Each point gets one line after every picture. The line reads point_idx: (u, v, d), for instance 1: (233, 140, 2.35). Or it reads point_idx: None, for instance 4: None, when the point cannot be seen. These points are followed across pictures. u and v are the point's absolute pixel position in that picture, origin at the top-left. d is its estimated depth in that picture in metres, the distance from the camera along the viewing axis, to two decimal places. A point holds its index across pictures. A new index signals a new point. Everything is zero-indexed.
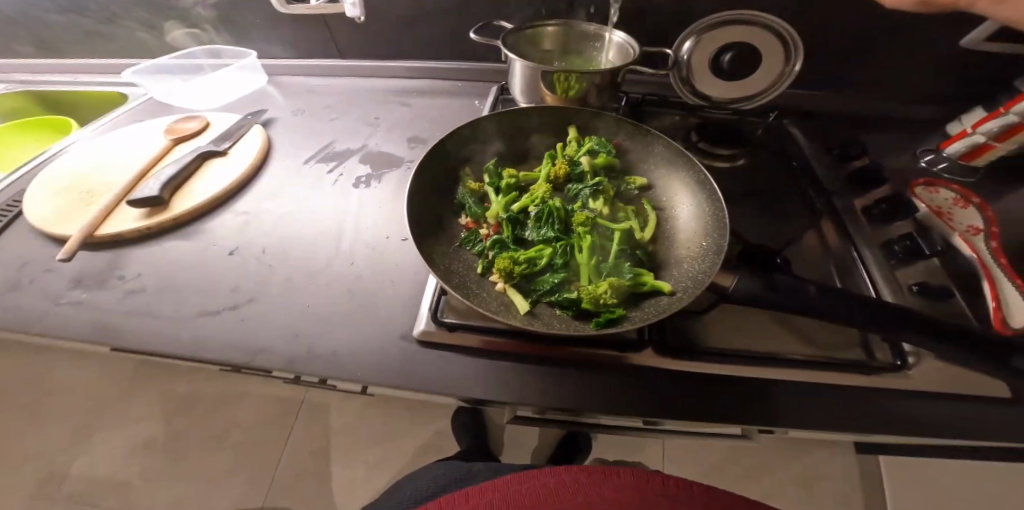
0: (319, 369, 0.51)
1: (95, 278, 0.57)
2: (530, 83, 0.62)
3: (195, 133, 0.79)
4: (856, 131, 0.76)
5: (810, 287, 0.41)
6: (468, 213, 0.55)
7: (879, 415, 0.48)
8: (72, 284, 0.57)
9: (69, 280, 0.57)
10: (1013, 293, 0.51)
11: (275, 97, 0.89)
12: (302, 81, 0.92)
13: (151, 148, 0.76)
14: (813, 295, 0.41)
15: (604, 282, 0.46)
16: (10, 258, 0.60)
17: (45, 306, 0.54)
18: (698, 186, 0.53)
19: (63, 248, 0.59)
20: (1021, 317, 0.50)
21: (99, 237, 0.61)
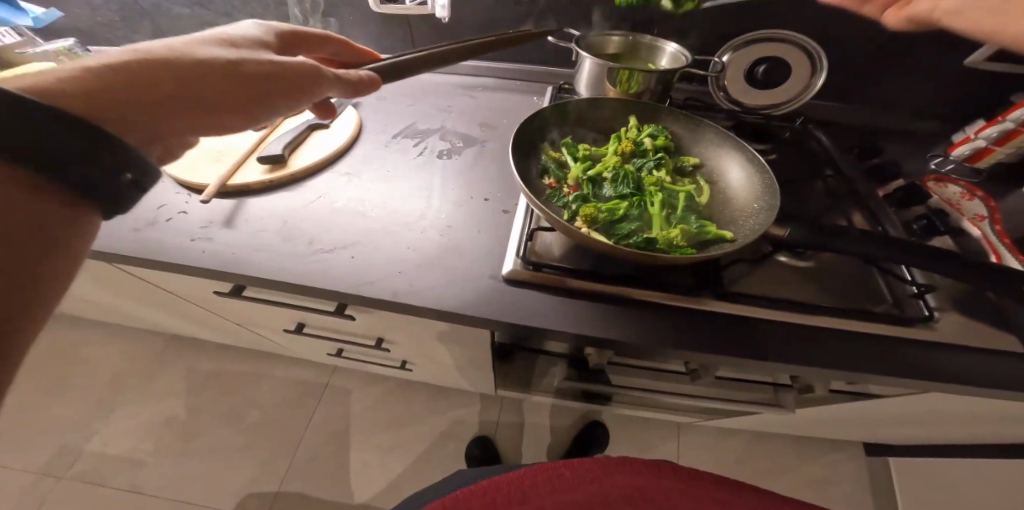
0: (425, 300, 0.59)
1: (224, 220, 0.65)
2: (598, 78, 0.76)
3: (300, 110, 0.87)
4: (871, 137, 0.89)
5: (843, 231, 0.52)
6: (551, 175, 0.65)
7: (910, 357, 0.57)
8: (204, 224, 0.64)
9: (201, 221, 0.64)
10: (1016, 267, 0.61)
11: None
12: None
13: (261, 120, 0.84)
14: None
15: (677, 229, 0.57)
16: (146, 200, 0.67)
17: (182, 241, 0.61)
18: (748, 161, 0.64)
19: (201, 194, 0.66)
20: None
21: (230, 187, 0.68)
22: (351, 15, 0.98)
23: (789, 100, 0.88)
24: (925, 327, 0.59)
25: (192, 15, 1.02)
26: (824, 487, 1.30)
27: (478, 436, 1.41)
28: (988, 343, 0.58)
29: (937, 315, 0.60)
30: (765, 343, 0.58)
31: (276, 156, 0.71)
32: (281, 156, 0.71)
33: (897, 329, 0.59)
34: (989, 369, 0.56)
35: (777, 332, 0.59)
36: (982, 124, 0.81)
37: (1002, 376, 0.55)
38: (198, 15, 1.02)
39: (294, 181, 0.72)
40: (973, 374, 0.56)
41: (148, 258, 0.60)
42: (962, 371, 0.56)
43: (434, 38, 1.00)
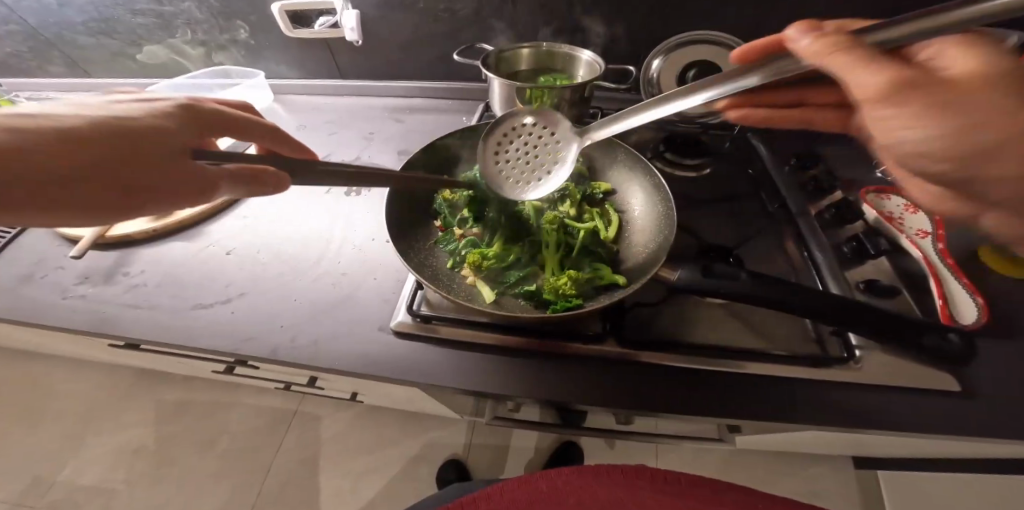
0: (306, 357, 0.55)
1: (101, 274, 0.64)
2: (508, 100, 0.70)
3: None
4: (816, 144, 0.82)
5: (742, 273, 0.48)
6: (442, 219, 0.61)
7: (828, 405, 0.52)
8: (78, 280, 0.63)
9: (76, 276, 0.63)
10: (961, 291, 0.57)
11: (279, 112, 0.95)
12: (303, 97, 0.99)
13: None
14: (745, 280, 0.47)
15: (564, 275, 0.52)
16: (31, 257, 0.66)
17: (53, 299, 0.61)
18: (654, 189, 0.59)
19: (76, 247, 0.65)
20: (969, 314, 0.56)
21: (110, 237, 0.67)
22: (266, 38, 0.94)
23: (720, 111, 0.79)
24: (847, 368, 0.54)
25: (104, 45, 0.99)
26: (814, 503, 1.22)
27: (450, 459, 1.37)
28: (917, 385, 0.53)
29: (860, 355, 0.55)
30: (667, 394, 0.54)
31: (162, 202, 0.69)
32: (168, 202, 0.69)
33: (819, 370, 0.54)
34: (915, 414, 0.51)
35: (687, 377, 0.55)
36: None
37: (929, 422, 0.50)
38: (111, 44, 0.98)
39: (180, 230, 0.70)
40: (896, 421, 0.51)
41: (12, 317, 0.59)
42: (885, 418, 0.51)
43: (355, 57, 0.94)
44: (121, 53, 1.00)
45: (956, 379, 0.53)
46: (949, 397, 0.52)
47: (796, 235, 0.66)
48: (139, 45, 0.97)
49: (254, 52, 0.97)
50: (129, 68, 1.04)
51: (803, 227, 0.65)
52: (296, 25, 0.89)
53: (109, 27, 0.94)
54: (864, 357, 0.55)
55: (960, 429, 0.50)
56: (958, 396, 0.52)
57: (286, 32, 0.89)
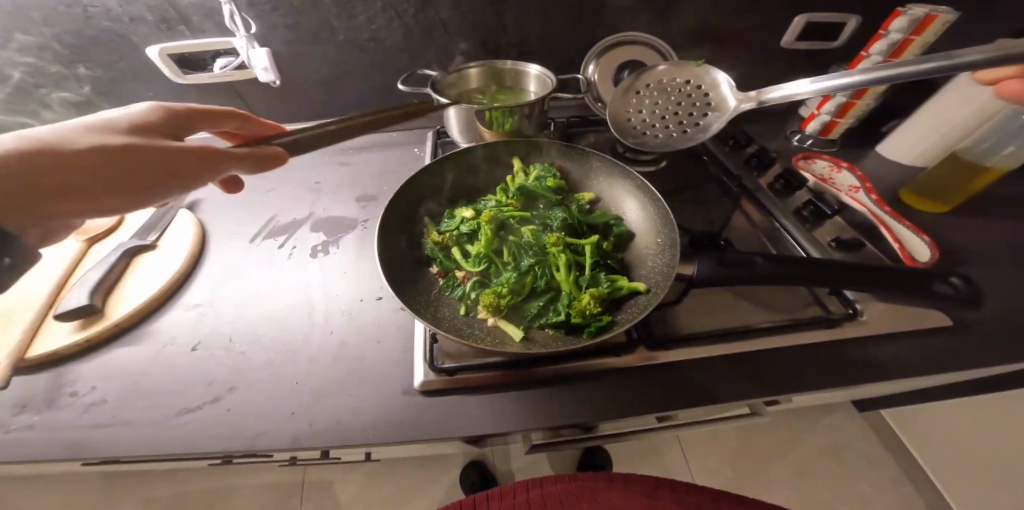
0: (319, 441, 0.52)
1: (40, 402, 0.56)
2: (468, 124, 0.68)
3: (109, 229, 0.76)
4: (756, 114, 0.86)
5: (756, 258, 0.50)
6: (438, 264, 0.58)
7: (837, 366, 0.55)
8: (13, 412, 0.55)
9: (11, 408, 0.55)
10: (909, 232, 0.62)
11: None
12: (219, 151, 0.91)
13: (58, 251, 0.71)
14: (760, 264, 0.49)
15: (587, 293, 0.51)
16: None
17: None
18: (640, 191, 0.60)
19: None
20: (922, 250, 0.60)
21: (30, 360, 0.58)
22: (160, 91, 0.84)
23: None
24: (853, 323, 0.58)
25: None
26: (835, 454, 1.27)
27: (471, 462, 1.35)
28: (913, 326, 0.57)
29: (862, 307, 0.59)
30: (696, 391, 0.54)
31: (86, 307, 0.60)
32: (91, 305, 0.60)
33: (833, 331, 0.57)
34: (897, 358, 0.55)
35: (708, 370, 0.56)
36: (821, 99, 0.78)
37: (914, 361, 0.55)
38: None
39: (120, 333, 0.63)
40: (898, 367, 0.55)
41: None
42: (877, 367, 0.55)
43: (274, 102, 0.88)
44: None
45: (937, 317, 0.57)
46: (920, 336, 0.57)
47: (760, 210, 0.68)
48: None
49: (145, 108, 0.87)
50: None
51: (762, 200, 0.68)
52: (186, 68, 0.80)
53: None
54: (866, 309, 0.58)
55: (949, 363, 0.55)
56: (940, 333, 0.57)
57: (172, 76, 0.80)
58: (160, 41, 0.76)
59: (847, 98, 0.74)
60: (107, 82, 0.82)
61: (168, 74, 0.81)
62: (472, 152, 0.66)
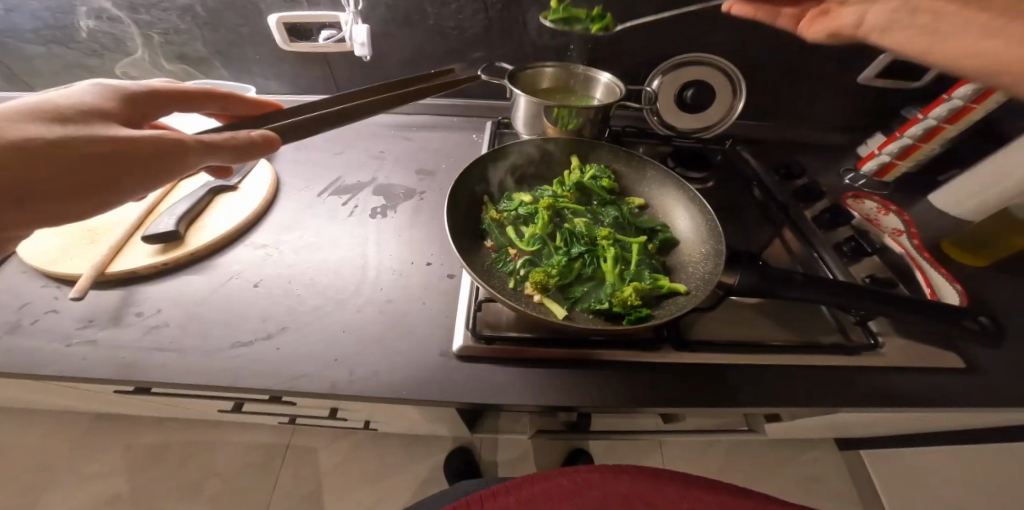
0: (364, 385, 0.54)
1: (109, 316, 0.58)
2: (535, 117, 0.73)
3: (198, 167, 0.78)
4: (802, 155, 0.91)
5: (798, 276, 0.52)
6: (493, 239, 0.61)
7: (860, 388, 0.58)
8: (83, 323, 0.57)
9: (78, 320, 0.58)
10: (943, 280, 0.65)
11: None
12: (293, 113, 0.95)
13: None
14: (800, 283, 0.52)
15: (629, 286, 0.53)
16: (9, 301, 0.59)
17: (54, 347, 0.55)
18: (690, 201, 0.63)
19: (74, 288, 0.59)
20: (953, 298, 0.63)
21: (109, 274, 0.61)
22: (261, 53, 0.89)
23: (714, 123, 0.89)
24: (874, 354, 0.61)
25: (54, 54, 0.88)
26: (808, 487, 1.30)
27: (459, 449, 1.35)
28: (932, 365, 0.60)
29: (882, 340, 0.62)
30: (725, 392, 0.57)
31: (170, 233, 0.63)
32: (176, 232, 0.63)
33: (856, 358, 0.60)
34: (913, 390, 0.59)
35: (734, 374, 0.59)
36: (884, 140, 0.83)
37: (930, 395, 0.58)
38: (63, 54, 0.88)
39: (191, 262, 0.65)
40: (913, 398, 0.58)
41: (5, 372, 0.53)
42: (894, 395, 0.58)
43: (355, 74, 0.92)
44: (74, 64, 0.90)
45: (959, 358, 0.61)
46: (936, 373, 0.60)
47: (800, 239, 0.73)
48: (96, 55, 0.88)
49: (243, 69, 0.92)
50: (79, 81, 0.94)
51: (804, 230, 0.73)
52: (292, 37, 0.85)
53: (61, 35, 0.85)
54: (887, 342, 0.62)
55: (968, 401, 0.58)
56: (960, 373, 0.60)
57: (282, 45, 0.84)
58: (276, 9, 0.81)
59: (938, 121, 0.76)
60: (216, 40, 0.86)
61: (272, 39, 0.85)
62: (529, 143, 0.70)
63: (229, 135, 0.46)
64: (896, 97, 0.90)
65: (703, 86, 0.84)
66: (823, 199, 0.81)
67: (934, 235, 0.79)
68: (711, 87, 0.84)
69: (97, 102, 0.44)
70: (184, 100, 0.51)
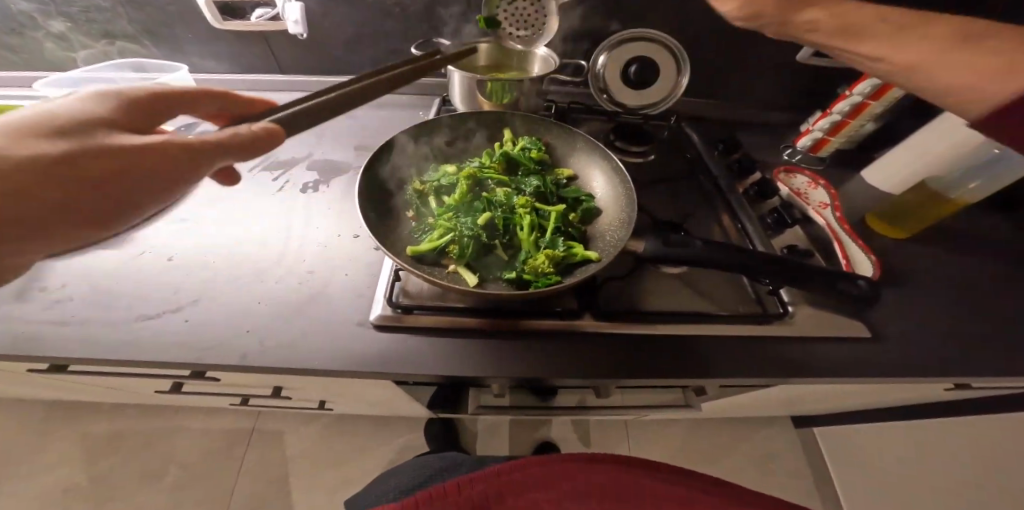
0: (269, 358, 0.53)
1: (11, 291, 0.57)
2: (469, 91, 0.72)
3: None
4: (744, 133, 0.92)
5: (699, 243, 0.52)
6: (414, 209, 0.59)
7: (769, 356, 0.59)
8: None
9: None
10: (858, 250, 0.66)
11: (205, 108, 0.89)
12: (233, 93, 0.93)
13: None
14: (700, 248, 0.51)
15: (541, 254, 0.53)
16: None
17: None
18: (615, 172, 0.63)
19: None
20: (865, 268, 0.65)
21: None
22: (194, 30, 0.86)
23: (657, 102, 0.88)
24: (784, 322, 0.62)
25: None
26: (765, 463, 1.33)
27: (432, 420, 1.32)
28: (839, 333, 0.61)
29: (794, 309, 0.63)
30: (638, 360, 0.58)
31: None
32: None
33: (762, 327, 0.61)
34: (819, 358, 0.60)
35: (648, 344, 0.59)
36: (818, 115, 0.82)
37: (838, 361, 0.60)
38: None
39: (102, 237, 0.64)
40: (819, 365, 0.59)
41: None
42: (799, 362, 0.59)
43: (295, 52, 0.90)
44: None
45: (866, 326, 0.62)
46: (847, 341, 0.61)
47: (730, 211, 0.74)
48: (20, 32, 0.85)
49: (177, 47, 0.89)
50: (7, 61, 0.91)
51: (734, 203, 0.73)
52: (223, 14, 0.83)
53: None
54: (799, 311, 0.63)
55: (875, 367, 0.59)
56: (870, 341, 0.62)
57: (213, 22, 0.81)
58: None
59: (823, 134, 0.82)
60: (145, 15, 0.83)
61: (204, 15, 0.83)
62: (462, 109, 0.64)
63: (231, 129, 0.41)
64: (837, 74, 0.90)
65: (648, 62, 0.83)
66: (758, 173, 0.81)
67: (863, 210, 0.80)
68: (654, 62, 0.83)
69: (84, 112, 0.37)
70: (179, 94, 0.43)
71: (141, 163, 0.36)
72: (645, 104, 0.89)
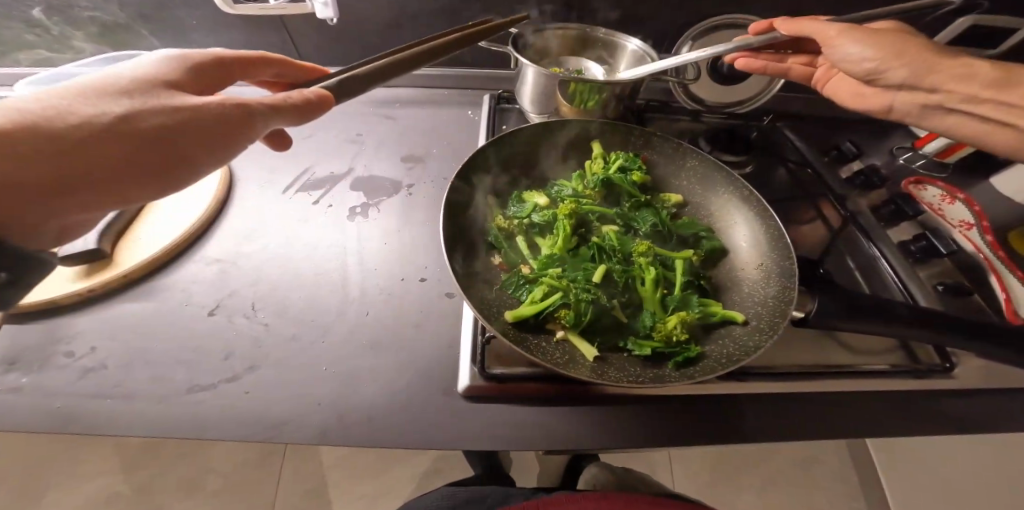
0: (349, 442, 0.44)
1: (31, 359, 0.47)
2: (547, 92, 0.59)
3: None
4: (851, 131, 0.79)
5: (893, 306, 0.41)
6: (502, 254, 0.50)
7: (933, 419, 0.50)
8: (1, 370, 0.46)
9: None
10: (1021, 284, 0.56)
11: None
12: None
13: None
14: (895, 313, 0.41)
15: (674, 318, 0.44)
16: None
17: None
18: (743, 201, 0.52)
19: None
20: None
21: (23, 305, 0.49)
22: (202, 15, 0.72)
23: (745, 100, 0.77)
24: (946, 378, 0.52)
25: None
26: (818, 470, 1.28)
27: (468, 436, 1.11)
28: (1008, 388, 0.52)
29: (956, 361, 0.53)
30: (780, 430, 0.49)
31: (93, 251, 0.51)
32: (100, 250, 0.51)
33: (919, 382, 0.52)
34: (985, 418, 0.51)
35: (789, 409, 0.50)
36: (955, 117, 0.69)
37: (1010, 424, 0.51)
38: None
39: (126, 284, 0.54)
40: (989, 429, 0.51)
41: None
42: (966, 426, 0.50)
43: (322, 40, 0.77)
44: None
45: None
46: (1016, 397, 0.52)
47: (860, 235, 0.62)
48: None
49: (183, 34, 0.75)
50: None
51: (864, 225, 0.62)
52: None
53: None
54: (959, 362, 0.53)
55: None
56: None
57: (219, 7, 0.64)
58: None
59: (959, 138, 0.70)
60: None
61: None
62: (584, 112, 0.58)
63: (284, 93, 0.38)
64: None
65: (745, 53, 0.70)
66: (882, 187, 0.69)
67: (1001, 226, 0.69)
68: None
69: (150, 76, 0.37)
70: (241, 62, 0.43)
71: (200, 124, 0.36)
72: (727, 103, 0.78)
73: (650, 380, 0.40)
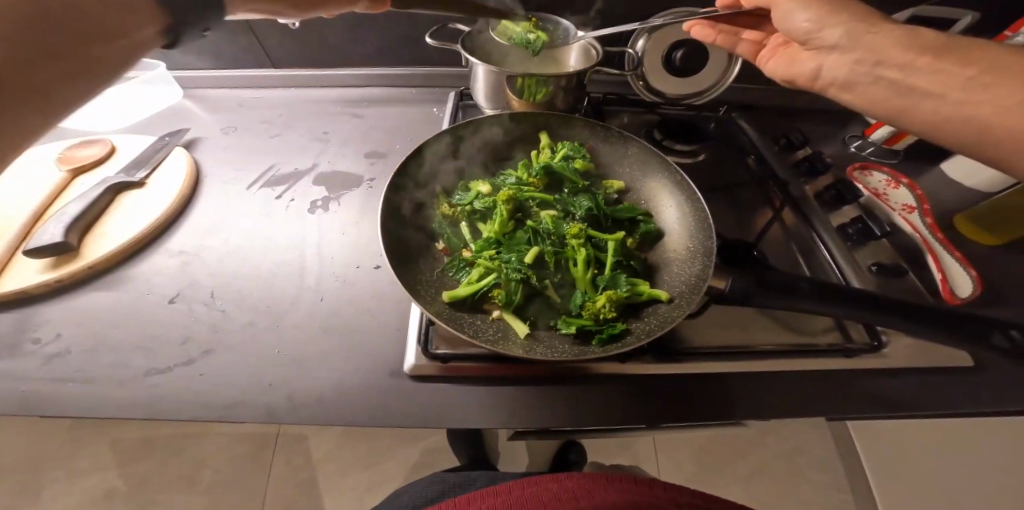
0: (295, 419, 0.47)
1: None
2: (497, 88, 0.61)
3: (97, 160, 0.68)
4: (804, 121, 0.81)
5: (801, 283, 0.44)
6: (445, 240, 0.53)
7: (864, 396, 0.52)
8: None
9: None
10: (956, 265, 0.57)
11: (194, 112, 0.80)
12: (225, 91, 0.83)
13: (40, 181, 0.64)
14: (804, 289, 0.43)
15: (602, 295, 0.46)
16: None
17: None
18: (677, 186, 0.54)
19: None
20: (966, 288, 0.56)
21: None
22: None
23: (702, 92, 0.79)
24: (879, 355, 0.54)
25: None
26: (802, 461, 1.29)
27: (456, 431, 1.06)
28: (942, 365, 0.54)
29: (887, 340, 0.55)
30: (715, 407, 0.50)
31: (60, 245, 0.54)
32: (67, 243, 0.54)
33: (851, 361, 0.53)
34: (917, 394, 0.53)
35: (723, 387, 0.52)
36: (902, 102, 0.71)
37: (942, 399, 0.52)
38: None
39: (93, 275, 0.57)
40: (921, 404, 0.52)
41: None
42: (897, 402, 0.52)
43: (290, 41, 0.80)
44: None
45: (971, 355, 0.54)
46: (950, 374, 0.54)
47: (801, 220, 0.64)
48: None
49: None
50: None
51: (805, 209, 0.64)
52: None
53: None
54: (892, 341, 0.55)
55: (984, 404, 0.52)
56: (976, 373, 0.54)
57: None
58: None
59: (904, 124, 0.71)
60: None
61: None
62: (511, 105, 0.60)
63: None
64: None
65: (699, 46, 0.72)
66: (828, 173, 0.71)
67: (948, 211, 0.70)
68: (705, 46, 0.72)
69: None
70: None
71: None
72: (684, 95, 0.79)
73: (572, 354, 0.42)
